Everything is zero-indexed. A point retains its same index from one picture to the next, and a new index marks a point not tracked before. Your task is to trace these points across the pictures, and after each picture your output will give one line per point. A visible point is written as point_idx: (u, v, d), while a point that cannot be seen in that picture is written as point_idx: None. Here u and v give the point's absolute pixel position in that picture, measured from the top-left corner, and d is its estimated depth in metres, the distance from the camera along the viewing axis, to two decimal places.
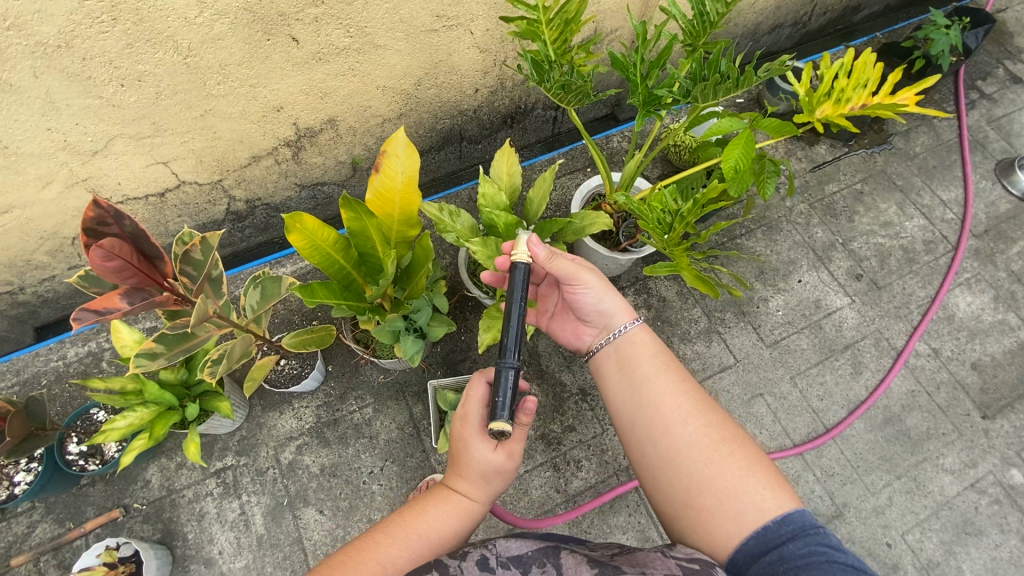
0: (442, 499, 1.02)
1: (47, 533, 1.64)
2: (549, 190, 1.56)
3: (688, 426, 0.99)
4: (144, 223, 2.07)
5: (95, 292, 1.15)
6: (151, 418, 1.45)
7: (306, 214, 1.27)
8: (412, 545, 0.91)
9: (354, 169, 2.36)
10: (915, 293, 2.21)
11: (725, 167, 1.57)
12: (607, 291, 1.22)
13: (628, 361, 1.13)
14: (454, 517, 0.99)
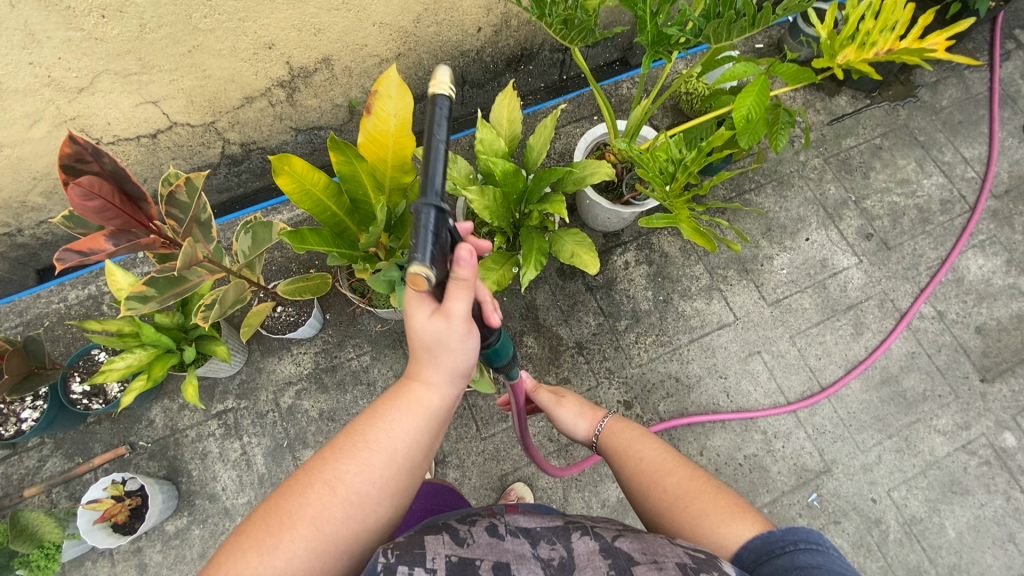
0: (400, 399, 0.87)
1: (58, 466, 1.71)
2: (550, 137, 1.49)
3: (661, 486, 1.06)
4: (138, 165, 2.03)
5: (82, 233, 1.13)
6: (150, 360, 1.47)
7: (294, 155, 1.23)
8: (367, 462, 0.79)
9: (351, 112, 2.28)
10: (925, 254, 2.15)
11: (736, 116, 1.50)
12: (581, 412, 1.41)
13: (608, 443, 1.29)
14: (417, 417, 0.86)
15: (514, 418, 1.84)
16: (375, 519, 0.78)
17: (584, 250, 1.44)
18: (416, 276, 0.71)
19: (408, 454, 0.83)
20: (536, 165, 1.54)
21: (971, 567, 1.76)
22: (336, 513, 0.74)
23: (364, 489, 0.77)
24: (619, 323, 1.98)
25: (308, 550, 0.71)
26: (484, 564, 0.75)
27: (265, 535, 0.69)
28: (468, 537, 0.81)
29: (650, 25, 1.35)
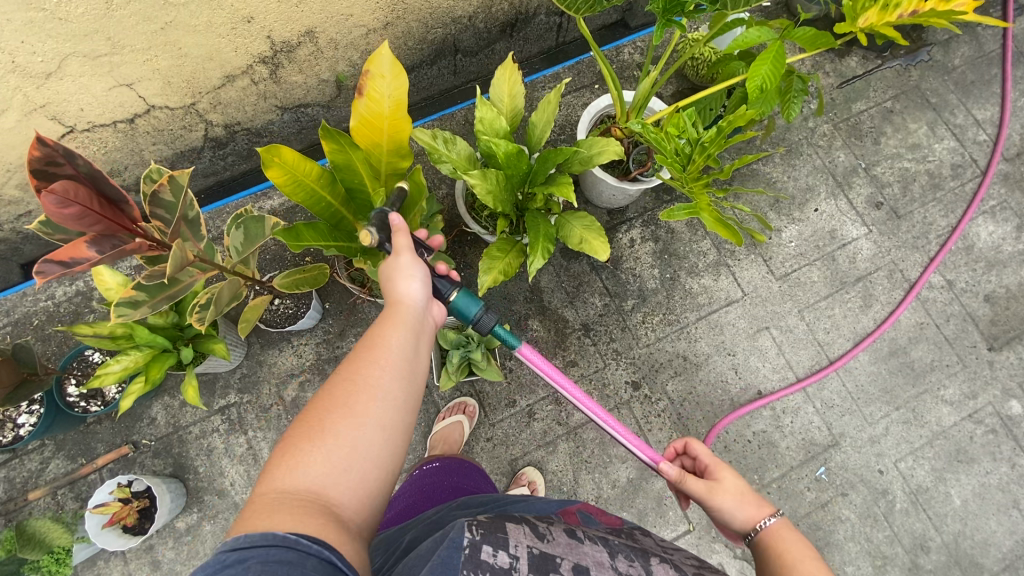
0: (387, 314, 0.95)
1: (61, 468, 1.69)
2: (555, 113, 1.40)
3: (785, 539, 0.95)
4: (117, 153, 1.92)
5: (60, 240, 1.04)
6: (146, 361, 1.43)
7: (284, 145, 1.15)
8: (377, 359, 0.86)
9: (339, 88, 2.16)
10: (935, 222, 2.10)
11: (750, 87, 1.42)
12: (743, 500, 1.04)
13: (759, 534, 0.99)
14: (408, 315, 0.95)
15: (522, 403, 1.82)
16: (400, 402, 0.84)
17: (592, 232, 1.39)
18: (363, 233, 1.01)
19: (411, 344, 0.90)
20: (540, 143, 1.46)
21: (975, 533, 1.80)
22: (361, 399, 0.80)
23: (382, 377, 0.84)
24: (626, 303, 1.94)
25: (346, 439, 0.76)
26: (563, 559, 0.80)
27: (303, 438, 0.75)
28: (547, 534, 0.86)
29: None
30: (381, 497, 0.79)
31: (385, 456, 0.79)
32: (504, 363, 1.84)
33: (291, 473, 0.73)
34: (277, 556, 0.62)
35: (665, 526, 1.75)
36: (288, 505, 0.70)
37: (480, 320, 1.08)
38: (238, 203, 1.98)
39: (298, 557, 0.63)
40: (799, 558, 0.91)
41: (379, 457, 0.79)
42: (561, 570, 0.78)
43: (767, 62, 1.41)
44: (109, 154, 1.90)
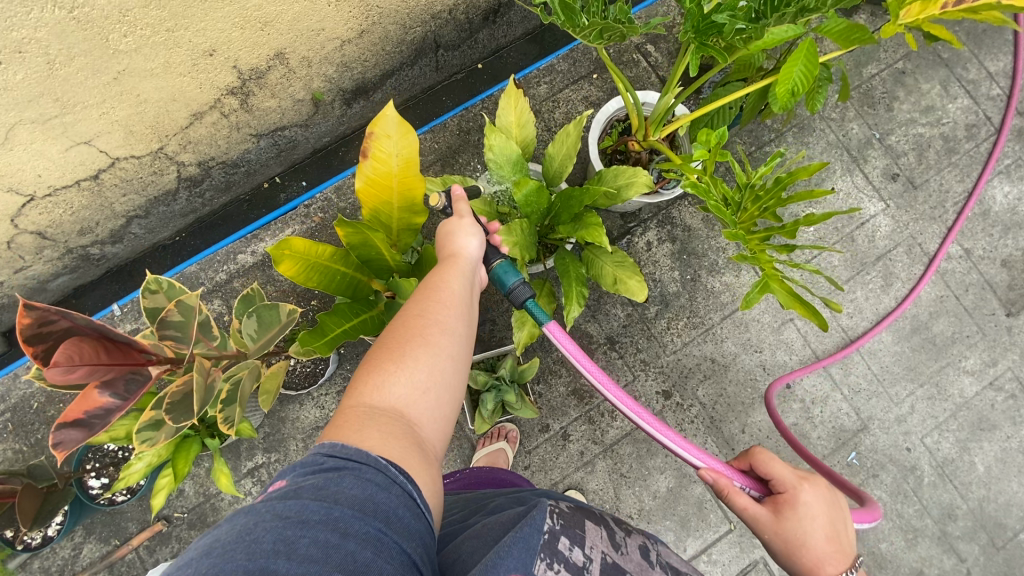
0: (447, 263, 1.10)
1: (95, 552, 1.63)
2: (575, 145, 1.30)
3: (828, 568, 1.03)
4: (87, 210, 1.75)
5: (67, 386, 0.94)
6: (170, 451, 1.35)
7: (294, 236, 1.03)
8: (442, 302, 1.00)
9: (316, 105, 1.97)
10: (952, 188, 2.04)
11: (781, 91, 1.33)
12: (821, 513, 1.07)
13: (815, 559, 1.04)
14: (462, 268, 1.07)
15: (555, 425, 1.81)
16: (462, 342, 0.98)
17: (625, 268, 1.31)
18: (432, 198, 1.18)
19: (466, 294, 1.04)
20: (561, 176, 1.35)
21: (999, 496, 1.88)
22: (433, 333, 0.94)
23: (448, 318, 0.98)
24: (649, 311, 1.89)
25: (422, 366, 0.91)
26: (635, 572, 0.87)
27: (387, 361, 0.90)
28: (623, 545, 0.92)
29: (695, 8, 1.04)
30: (448, 423, 0.92)
31: (453, 386, 0.93)
32: (533, 388, 1.81)
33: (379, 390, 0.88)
34: (364, 474, 0.74)
35: (707, 529, 1.79)
36: (377, 418, 0.84)
37: (515, 290, 1.12)
38: (227, 249, 1.84)
39: (384, 480, 0.74)
40: None
41: (447, 389, 0.92)
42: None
43: (801, 58, 1.29)
44: (78, 213, 1.73)
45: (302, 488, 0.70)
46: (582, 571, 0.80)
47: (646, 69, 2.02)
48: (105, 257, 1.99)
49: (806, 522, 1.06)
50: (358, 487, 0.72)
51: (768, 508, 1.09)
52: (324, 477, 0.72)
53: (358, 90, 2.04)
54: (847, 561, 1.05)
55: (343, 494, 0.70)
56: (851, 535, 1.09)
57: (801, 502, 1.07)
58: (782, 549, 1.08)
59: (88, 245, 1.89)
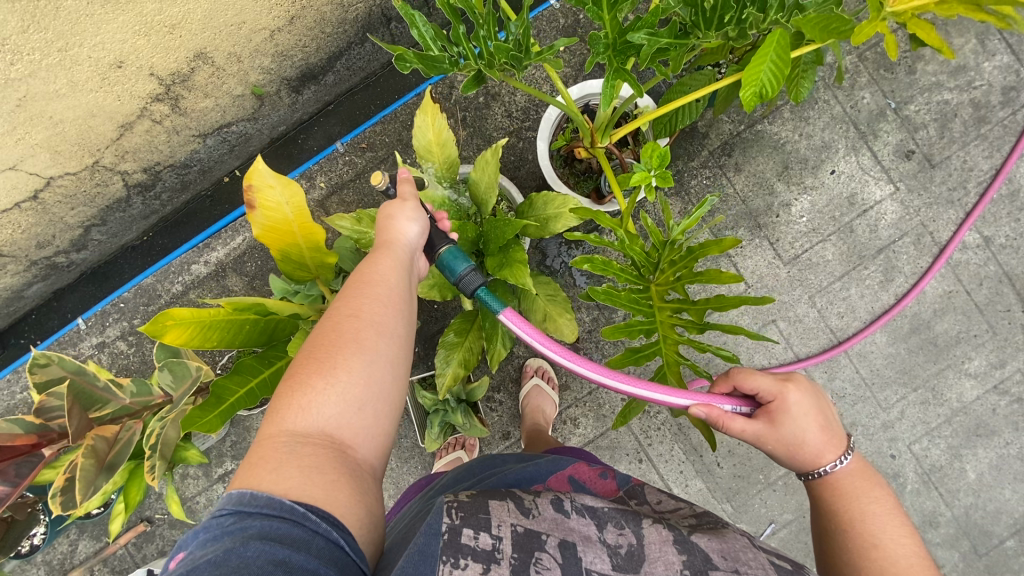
0: (380, 250, 1.00)
1: (89, 548, 1.77)
2: (497, 172, 1.21)
3: (832, 458, 0.93)
4: (38, 226, 1.75)
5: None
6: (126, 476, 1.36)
7: (174, 307, 1.00)
8: (371, 300, 0.92)
9: (260, 100, 1.80)
10: (976, 166, 1.77)
11: (744, 94, 0.97)
12: (813, 403, 0.96)
13: (819, 454, 0.94)
14: (401, 254, 1.00)
15: (516, 433, 1.77)
16: (400, 345, 0.92)
17: (556, 303, 1.23)
18: (375, 176, 1.06)
19: (406, 284, 0.97)
20: (489, 201, 1.25)
21: (988, 504, 1.78)
22: (368, 338, 0.89)
23: (383, 320, 0.91)
24: None
25: (351, 379, 0.85)
26: (546, 532, 0.86)
27: (313, 378, 0.84)
28: (534, 507, 0.90)
29: (610, 22, 0.85)
30: (385, 435, 0.90)
31: (390, 396, 0.89)
32: (493, 396, 1.77)
33: (301, 416, 0.83)
34: (274, 533, 0.69)
35: None
36: (297, 451, 0.79)
37: (465, 277, 1.02)
38: (181, 259, 1.81)
39: (304, 535, 0.71)
40: (860, 488, 0.91)
41: (381, 400, 0.88)
42: (547, 549, 0.82)
43: (770, 50, 0.93)
44: (29, 230, 1.75)
45: (197, 568, 0.66)
46: (491, 556, 0.77)
47: None
48: (74, 264, 1.95)
49: (802, 420, 0.94)
50: (265, 556, 0.67)
51: (762, 420, 0.96)
52: (227, 548, 0.67)
53: (306, 76, 1.84)
54: (843, 444, 0.95)
55: (249, 563, 0.66)
56: (837, 415, 0.99)
57: (791, 404, 0.94)
58: (784, 456, 0.97)
59: (52, 256, 1.88)
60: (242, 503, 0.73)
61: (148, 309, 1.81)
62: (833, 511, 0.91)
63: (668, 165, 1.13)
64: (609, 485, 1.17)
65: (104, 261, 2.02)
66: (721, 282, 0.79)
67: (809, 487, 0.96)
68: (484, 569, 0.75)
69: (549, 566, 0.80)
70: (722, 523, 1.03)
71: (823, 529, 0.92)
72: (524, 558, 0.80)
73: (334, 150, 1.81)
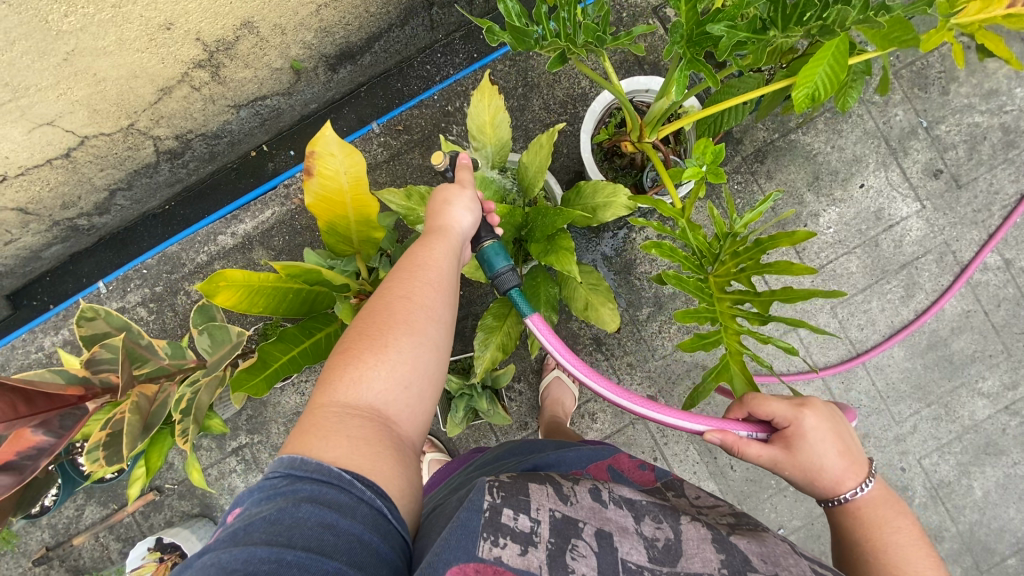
0: (432, 235, 0.98)
1: (96, 514, 1.75)
2: (549, 156, 1.20)
3: (853, 486, 0.91)
4: (65, 187, 1.74)
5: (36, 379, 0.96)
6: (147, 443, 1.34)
7: (230, 268, 0.99)
8: (423, 284, 0.91)
9: (298, 74, 1.80)
10: (1001, 189, 1.80)
11: (795, 95, 0.91)
12: (832, 429, 0.93)
13: (838, 485, 0.92)
14: (453, 241, 0.98)
15: (533, 424, 1.78)
16: (445, 332, 0.91)
17: (599, 293, 1.24)
18: (434, 157, 1.06)
19: (454, 270, 0.96)
20: (536, 184, 1.25)
21: (992, 521, 1.81)
22: (418, 318, 0.88)
23: (435, 301, 0.90)
24: (640, 313, 1.79)
25: (400, 359, 0.84)
26: (586, 521, 0.77)
27: (365, 352, 0.84)
28: (572, 493, 0.82)
29: (688, 11, 0.86)
30: (427, 416, 0.89)
31: (435, 378, 0.89)
32: (512, 386, 1.78)
33: (352, 390, 0.82)
34: (324, 497, 0.69)
35: None
36: (346, 422, 0.79)
37: (501, 275, 1.04)
38: (207, 229, 1.80)
39: (350, 501, 0.70)
40: (884, 519, 0.88)
41: (425, 382, 0.87)
42: (583, 537, 0.74)
43: (828, 54, 0.89)
44: (56, 189, 1.73)
45: (253, 524, 0.66)
46: (529, 538, 0.72)
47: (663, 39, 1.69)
48: (94, 228, 1.93)
49: (819, 446, 0.92)
50: (316, 517, 0.67)
51: (779, 445, 0.94)
52: (280, 507, 0.67)
53: (343, 55, 1.83)
54: (864, 469, 0.93)
55: (300, 524, 0.65)
56: (857, 439, 0.96)
57: (808, 429, 0.92)
58: (802, 482, 0.95)
59: (74, 218, 1.86)
60: (293, 467, 0.72)
61: (170, 277, 1.80)
62: (855, 541, 0.88)
63: (722, 160, 1.09)
64: (647, 477, 1.09)
65: (127, 227, 1.99)
66: (792, 274, 0.80)
67: (832, 516, 0.94)
68: (522, 551, 0.70)
69: (585, 554, 0.72)
70: (762, 526, 0.91)
71: (845, 562, 0.89)
72: (561, 544, 0.72)
73: (370, 131, 1.82)
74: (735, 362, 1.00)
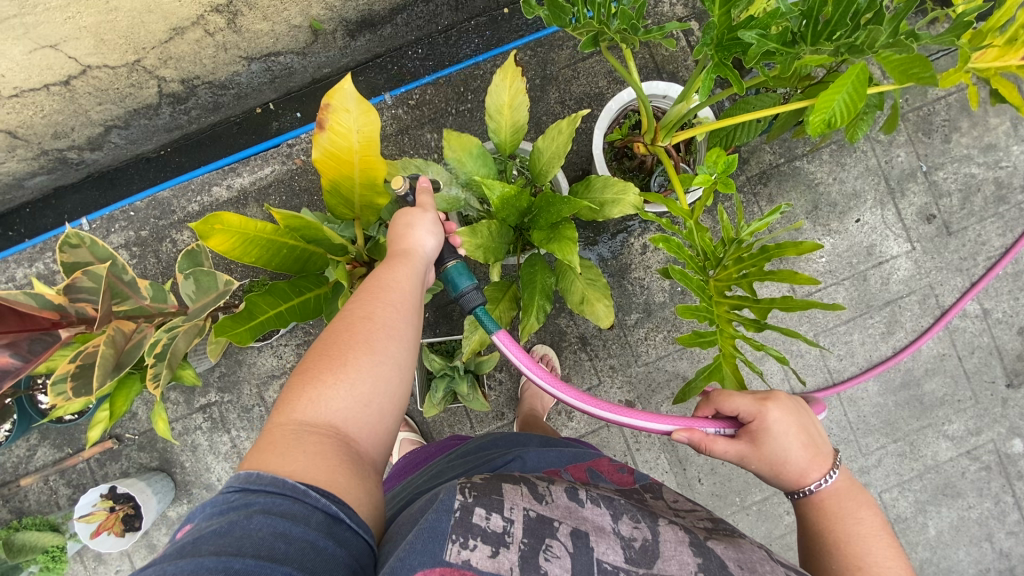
0: (394, 260, 0.97)
1: (48, 456, 1.69)
2: (566, 145, 1.19)
3: (819, 478, 0.90)
4: (59, 116, 1.68)
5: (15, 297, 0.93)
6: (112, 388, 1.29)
7: (227, 211, 0.96)
8: (383, 306, 0.89)
9: (316, 35, 1.76)
10: (988, 242, 1.85)
11: (812, 119, 0.93)
12: (796, 420, 0.93)
13: (804, 478, 0.91)
14: (415, 265, 0.96)
15: (509, 415, 1.77)
16: (407, 350, 0.88)
17: (594, 288, 1.24)
18: (394, 181, 1.05)
19: (417, 292, 0.94)
20: (549, 172, 1.24)
21: (942, 561, 1.85)
22: (379, 337, 0.86)
23: (396, 321, 0.88)
24: (628, 318, 1.80)
25: (359, 377, 0.81)
26: (562, 521, 0.74)
27: (324, 371, 0.81)
28: (547, 493, 0.79)
29: (722, 15, 0.86)
30: (389, 435, 0.85)
31: (397, 396, 0.86)
32: (493, 375, 1.77)
33: (309, 408, 0.78)
34: (280, 509, 0.66)
35: None
36: (305, 439, 0.75)
37: (467, 294, 1.03)
38: (203, 178, 1.76)
39: (304, 510, 0.67)
40: (848, 510, 0.87)
41: (387, 400, 0.84)
42: (558, 537, 0.72)
43: (848, 82, 0.91)
44: (50, 117, 1.67)
45: (202, 538, 0.62)
46: (501, 538, 0.69)
47: (684, 49, 1.70)
48: (84, 163, 1.86)
49: (783, 440, 0.91)
50: (269, 527, 0.64)
51: (745, 440, 0.93)
52: (231, 520, 0.64)
53: (364, 22, 1.79)
54: (829, 461, 0.92)
55: (251, 535, 0.62)
56: (823, 431, 0.96)
57: (772, 423, 0.91)
58: (767, 474, 0.95)
59: (65, 150, 1.79)
60: (248, 482, 0.69)
61: (158, 223, 1.75)
62: (817, 532, 0.88)
63: (732, 170, 1.09)
64: (626, 478, 1.05)
65: (120, 167, 1.93)
66: (794, 283, 0.81)
67: (799, 506, 0.93)
68: (493, 552, 0.67)
69: (560, 554, 0.70)
70: (738, 533, 0.89)
71: (809, 552, 0.89)
72: (534, 544, 0.70)
73: (382, 101, 1.80)
74: (727, 363, 0.98)
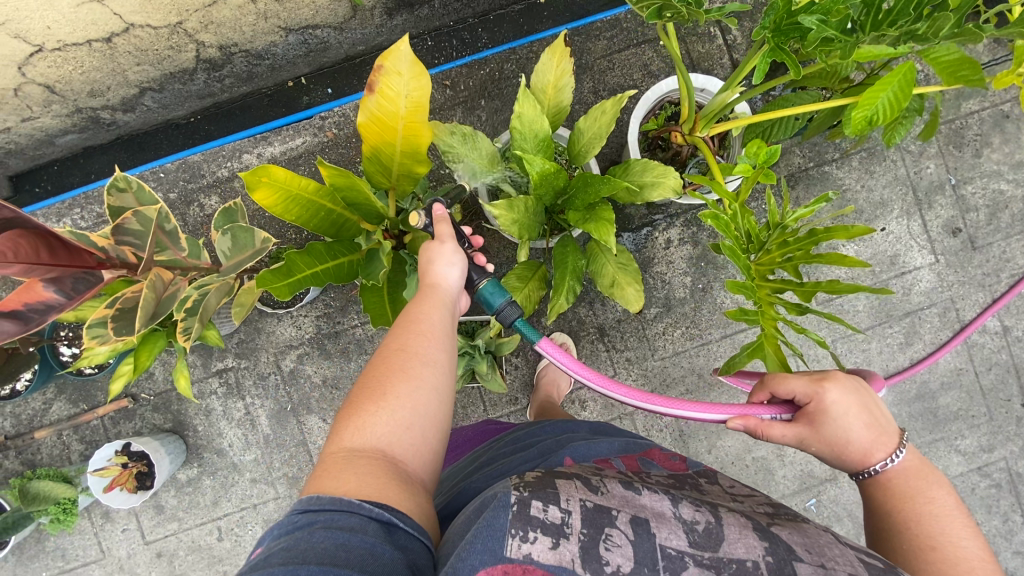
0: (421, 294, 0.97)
1: (63, 411, 1.70)
2: (609, 125, 1.20)
3: (885, 458, 0.90)
4: (96, 74, 1.69)
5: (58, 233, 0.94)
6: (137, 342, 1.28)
7: (275, 164, 0.98)
8: (415, 336, 0.89)
9: (355, 10, 1.75)
10: (1013, 259, 1.85)
11: (854, 114, 0.93)
12: (857, 399, 0.93)
13: (870, 457, 0.91)
14: (441, 297, 0.97)
15: (523, 400, 1.77)
16: (444, 373, 0.88)
17: (627, 273, 1.24)
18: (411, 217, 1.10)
19: (447, 322, 0.94)
20: (589, 152, 1.24)
21: None
22: (415, 364, 0.86)
23: (430, 348, 0.88)
24: (648, 312, 1.80)
25: (398, 404, 0.81)
26: (620, 510, 0.74)
27: (365, 401, 0.81)
28: (601, 485, 0.79)
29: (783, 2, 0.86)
30: (436, 456, 0.84)
31: (439, 418, 0.85)
32: (510, 359, 1.77)
33: (354, 436, 0.79)
34: (339, 522, 0.66)
35: None
36: (354, 464, 0.75)
37: (503, 310, 1.01)
38: (234, 145, 1.77)
39: (361, 522, 0.67)
40: (919, 489, 0.87)
41: (430, 422, 0.83)
42: (618, 525, 0.72)
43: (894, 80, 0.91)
44: (88, 74, 1.67)
45: (269, 555, 0.63)
46: (560, 529, 0.68)
47: (721, 47, 1.71)
48: (116, 123, 1.88)
49: (844, 419, 0.92)
50: (331, 539, 0.64)
51: (802, 423, 0.94)
52: (294, 536, 0.64)
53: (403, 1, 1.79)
54: (895, 440, 0.91)
55: (315, 547, 0.63)
56: (887, 410, 0.95)
57: (830, 404, 0.92)
58: (828, 456, 0.95)
59: (98, 108, 1.80)
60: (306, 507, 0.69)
61: (187, 186, 1.76)
62: (885, 511, 0.88)
63: (773, 161, 1.06)
64: (678, 465, 1.03)
65: (149, 130, 1.93)
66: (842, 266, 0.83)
67: (864, 486, 0.93)
68: (553, 544, 0.67)
69: (620, 543, 0.70)
70: (803, 517, 0.88)
71: (877, 529, 0.89)
72: (594, 534, 0.70)
73: None
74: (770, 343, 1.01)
